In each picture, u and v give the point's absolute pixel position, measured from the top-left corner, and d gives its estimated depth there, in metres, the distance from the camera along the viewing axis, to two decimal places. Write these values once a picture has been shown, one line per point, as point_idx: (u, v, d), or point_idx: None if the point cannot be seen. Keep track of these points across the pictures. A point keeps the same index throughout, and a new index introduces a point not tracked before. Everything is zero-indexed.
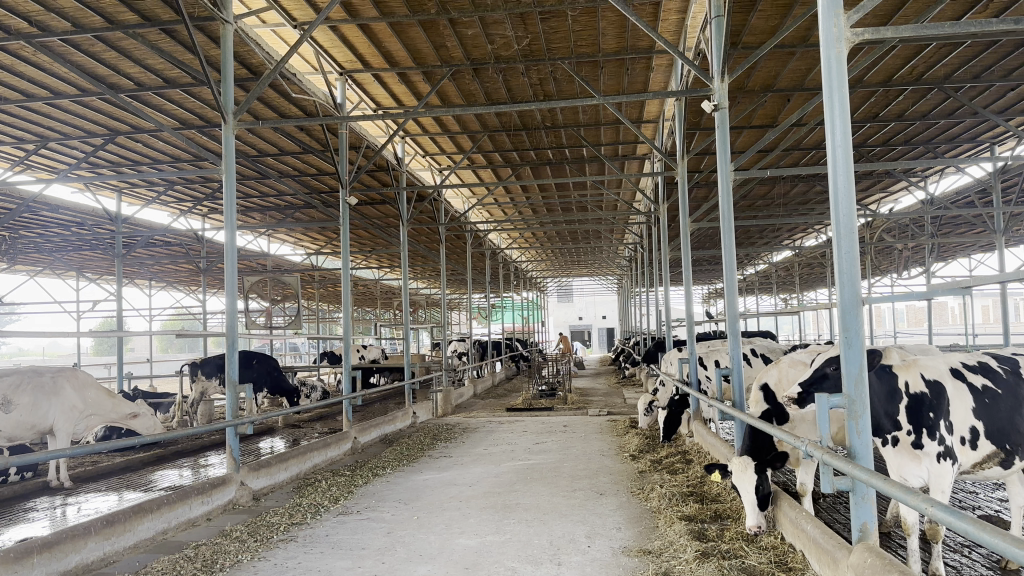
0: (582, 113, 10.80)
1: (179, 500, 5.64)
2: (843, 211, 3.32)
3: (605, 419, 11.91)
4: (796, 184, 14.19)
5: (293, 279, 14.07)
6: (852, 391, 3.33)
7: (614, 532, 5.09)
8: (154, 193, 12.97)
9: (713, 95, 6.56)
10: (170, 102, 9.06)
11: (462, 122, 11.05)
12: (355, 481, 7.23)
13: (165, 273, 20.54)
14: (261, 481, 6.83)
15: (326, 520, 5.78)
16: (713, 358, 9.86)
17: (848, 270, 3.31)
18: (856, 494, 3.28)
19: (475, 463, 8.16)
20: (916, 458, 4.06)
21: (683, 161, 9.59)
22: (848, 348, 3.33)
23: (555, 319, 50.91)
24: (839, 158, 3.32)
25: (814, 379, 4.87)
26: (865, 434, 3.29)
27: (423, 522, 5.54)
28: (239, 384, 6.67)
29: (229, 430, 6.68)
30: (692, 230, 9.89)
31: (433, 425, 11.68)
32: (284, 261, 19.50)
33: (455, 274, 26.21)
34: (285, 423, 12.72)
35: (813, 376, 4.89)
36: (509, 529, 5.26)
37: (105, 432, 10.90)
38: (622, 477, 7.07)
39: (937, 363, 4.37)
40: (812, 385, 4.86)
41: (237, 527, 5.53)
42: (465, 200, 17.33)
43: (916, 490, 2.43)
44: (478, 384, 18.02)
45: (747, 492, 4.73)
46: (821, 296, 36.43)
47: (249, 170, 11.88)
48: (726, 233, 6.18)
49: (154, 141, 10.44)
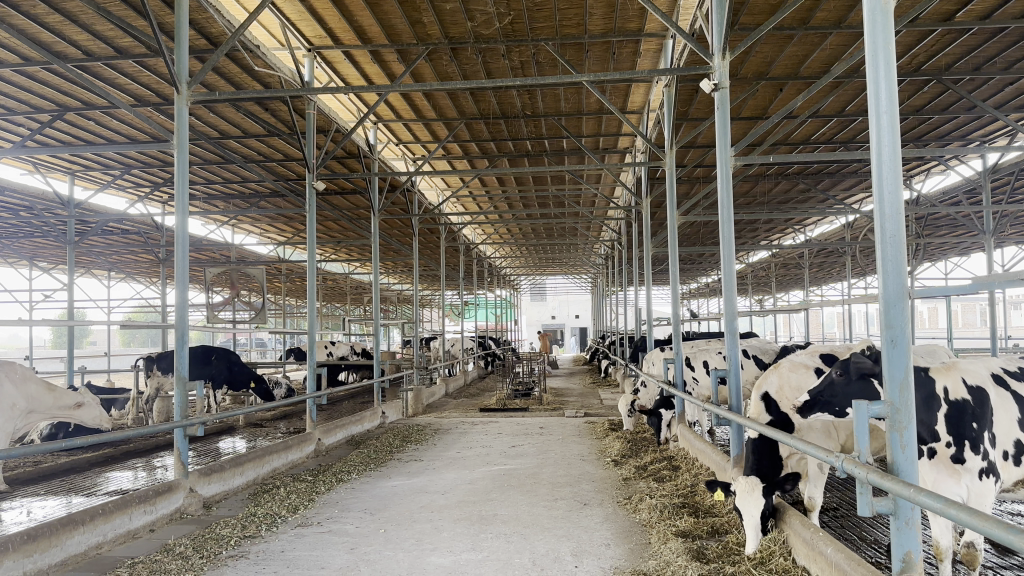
0: (564, 100, 10.34)
1: (118, 510, 5.03)
2: (887, 184, 2.84)
3: (583, 421, 11.43)
4: (780, 183, 13.85)
5: (257, 271, 13.42)
6: (896, 398, 2.84)
7: (604, 550, 4.60)
8: (110, 176, 12.24)
9: (713, 75, 6.08)
10: (123, 75, 8.40)
11: (439, 108, 10.52)
12: (317, 487, 6.65)
13: (124, 263, 19.70)
14: (213, 487, 6.23)
15: (283, 533, 5.21)
16: (700, 358, 9.47)
17: (894, 257, 2.85)
18: (898, 519, 2.79)
19: (448, 468, 7.63)
20: (955, 473, 3.71)
21: (672, 152, 9.14)
22: (892, 347, 2.86)
23: (529, 318, 50.62)
24: (884, 123, 2.84)
25: (823, 388, 4.65)
26: (911, 449, 2.81)
27: (390, 537, 5.01)
28: (188, 381, 6.05)
29: (177, 430, 6.03)
30: (679, 222, 9.38)
31: (403, 426, 11.12)
32: (250, 252, 18.79)
33: (427, 270, 25.64)
34: (247, 423, 12.07)
35: (820, 385, 4.66)
36: (486, 546, 4.74)
37: (52, 430, 10.20)
38: (607, 485, 6.58)
39: (978, 369, 4.10)
40: (821, 393, 4.64)
41: (182, 541, 4.93)
42: (439, 193, 16.80)
43: (993, 520, 1.89)
44: (450, 383, 17.48)
45: (749, 514, 4.33)
46: (795, 297, 36.39)
47: (209, 154, 11.22)
48: (726, 224, 5.70)
49: (108, 119, 9.75)
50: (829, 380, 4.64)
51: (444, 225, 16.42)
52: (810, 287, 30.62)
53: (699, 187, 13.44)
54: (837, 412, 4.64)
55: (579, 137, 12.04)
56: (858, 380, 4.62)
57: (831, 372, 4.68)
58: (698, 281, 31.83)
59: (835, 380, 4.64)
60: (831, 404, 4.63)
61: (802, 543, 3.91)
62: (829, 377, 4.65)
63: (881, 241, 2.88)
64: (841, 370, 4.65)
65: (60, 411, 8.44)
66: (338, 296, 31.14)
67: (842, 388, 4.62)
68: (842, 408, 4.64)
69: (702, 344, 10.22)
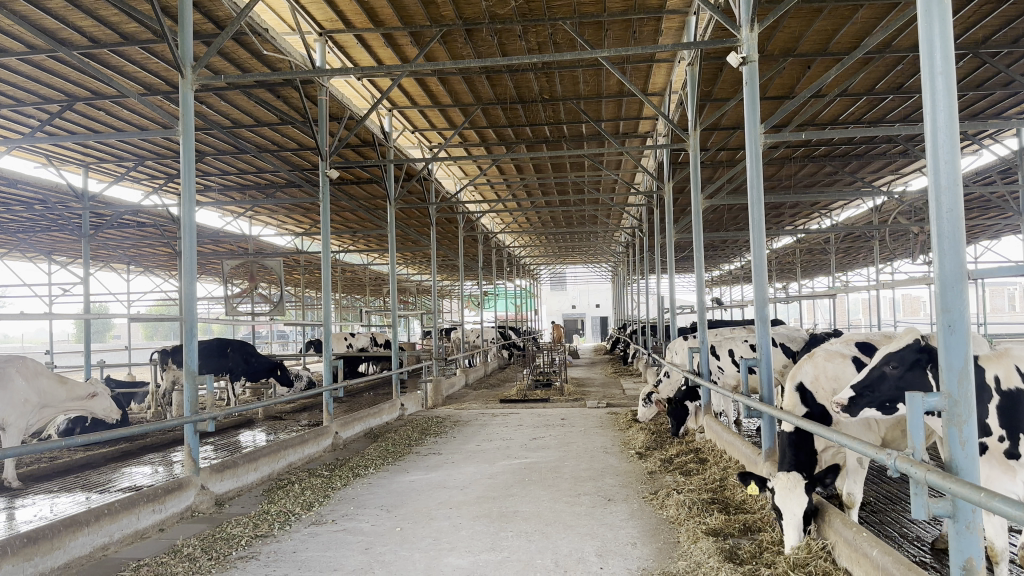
0: (583, 83, 10.05)
1: (125, 510, 4.87)
2: (944, 152, 2.58)
3: (605, 412, 11.18)
4: (806, 165, 13.46)
5: (275, 263, 13.26)
6: (954, 389, 2.57)
7: (629, 549, 4.36)
8: (124, 167, 12.11)
9: (741, 48, 5.76)
10: (131, 63, 8.24)
11: (454, 93, 10.27)
12: (332, 483, 6.47)
13: (142, 256, 19.65)
14: (226, 484, 6.07)
15: (295, 532, 5.03)
16: (726, 347, 9.18)
17: (951, 233, 2.58)
18: (957, 523, 2.52)
19: (467, 462, 7.42)
20: (1010, 470, 3.60)
21: (695, 134, 8.81)
22: (949, 332, 2.59)
23: (548, 307, 50.34)
24: (939, 84, 2.58)
25: (871, 382, 4.30)
26: (970, 445, 2.54)
27: (407, 536, 4.81)
28: (198, 375, 5.87)
29: (187, 426, 5.86)
30: (703, 206, 9.06)
31: (422, 418, 10.93)
32: (267, 243, 18.65)
33: (445, 260, 25.44)
34: (266, 415, 11.95)
35: (869, 377, 4.32)
36: (506, 545, 4.51)
37: (69, 424, 10.12)
38: (632, 479, 6.34)
39: None
40: (869, 387, 4.29)
41: (190, 541, 4.76)
42: (457, 181, 16.56)
43: None
44: (470, 374, 17.30)
45: (791, 514, 4.08)
46: (821, 284, 35.82)
47: (222, 144, 11.05)
48: (755, 205, 5.41)
49: (118, 108, 9.61)
50: (879, 373, 4.32)
51: (462, 214, 16.18)
52: (836, 274, 30.08)
53: (722, 171, 13.09)
54: (886, 408, 4.31)
55: (599, 121, 11.75)
56: (910, 372, 4.30)
57: (882, 365, 4.36)
58: (720, 267, 31.41)
59: (886, 373, 4.31)
60: (880, 400, 4.30)
61: (844, 543, 3.65)
62: (880, 369, 4.32)
63: (936, 216, 2.61)
64: (893, 363, 4.32)
65: (71, 404, 8.39)
66: (357, 287, 31.04)
67: (893, 382, 4.30)
68: (893, 403, 4.31)
69: (727, 332, 9.93)
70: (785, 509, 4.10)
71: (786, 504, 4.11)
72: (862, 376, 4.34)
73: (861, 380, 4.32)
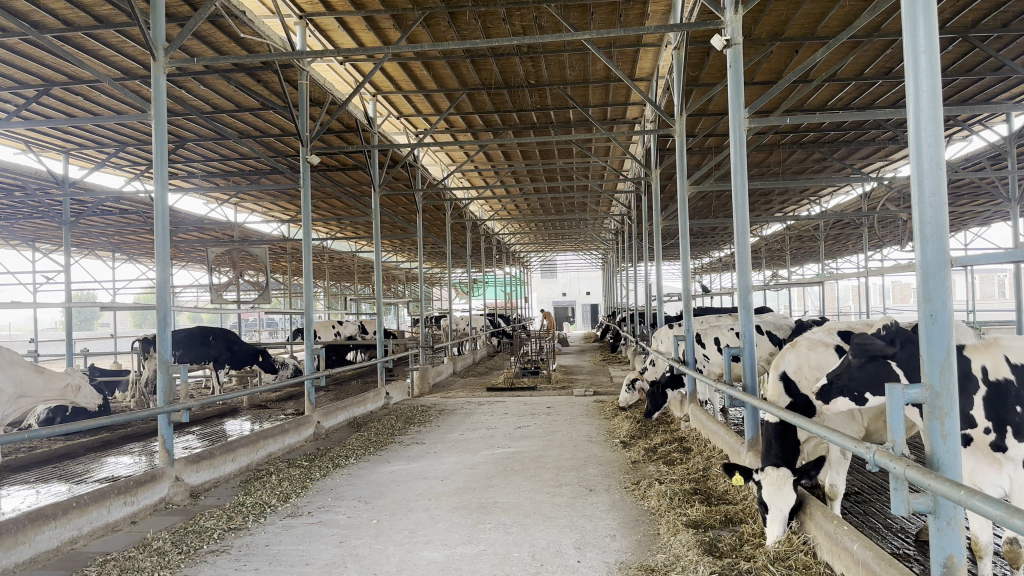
0: (569, 68, 9.92)
1: (94, 503, 4.76)
2: (927, 135, 2.48)
3: (591, 400, 11.11)
4: (795, 152, 13.37)
5: (260, 250, 13.11)
6: (936, 381, 2.49)
7: (608, 542, 4.28)
8: (104, 153, 11.92)
9: (725, 30, 5.65)
10: (107, 46, 8.06)
11: (439, 78, 10.12)
12: (311, 473, 6.38)
13: (126, 243, 19.44)
14: (202, 475, 5.97)
15: (270, 524, 4.93)
16: (712, 335, 9.12)
17: (934, 220, 2.49)
18: (938, 519, 2.44)
19: (449, 452, 7.33)
20: (996, 463, 3.52)
21: (682, 120, 8.71)
22: (931, 322, 2.50)
23: (539, 295, 50.27)
24: (923, 64, 2.49)
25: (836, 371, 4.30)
26: (953, 438, 2.45)
27: (383, 528, 4.72)
28: (172, 364, 5.76)
29: (161, 417, 5.75)
30: (690, 192, 8.97)
31: (407, 407, 10.84)
32: (253, 231, 18.48)
33: (434, 247, 25.30)
34: (251, 404, 11.84)
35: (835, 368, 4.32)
36: (483, 538, 4.43)
37: (49, 414, 9.99)
38: (614, 469, 6.27)
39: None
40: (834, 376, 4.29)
41: (161, 535, 4.66)
42: (444, 168, 16.42)
43: None
44: (458, 362, 17.23)
45: (776, 507, 4.02)
46: (811, 271, 35.86)
47: (203, 129, 10.88)
48: (739, 191, 5.32)
49: (96, 93, 9.43)
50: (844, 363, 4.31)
51: (449, 201, 16.06)
52: (825, 261, 30.10)
53: (710, 158, 12.98)
54: (857, 398, 4.25)
55: (586, 107, 11.63)
56: (873, 363, 4.24)
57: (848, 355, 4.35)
58: (710, 254, 31.40)
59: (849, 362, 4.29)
60: (848, 389, 4.25)
61: (825, 536, 3.58)
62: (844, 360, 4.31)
63: (918, 201, 2.52)
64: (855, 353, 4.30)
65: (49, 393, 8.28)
66: (345, 274, 30.88)
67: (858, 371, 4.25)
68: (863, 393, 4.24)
69: (713, 320, 9.87)
70: (770, 502, 4.05)
71: (770, 496, 4.06)
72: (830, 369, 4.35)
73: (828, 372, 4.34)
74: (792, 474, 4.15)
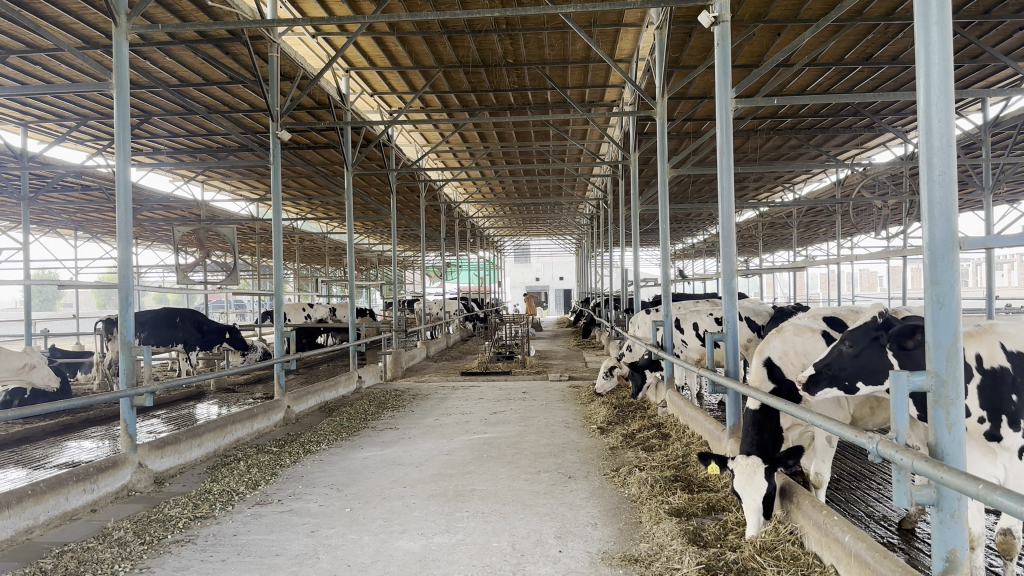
0: (548, 47, 9.74)
1: (52, 491, 4.54)
2: (936, 111, 2.36)
3: (566, 385, 11.02)
4: (772, 137, 13.33)
5: (228, 230, 12.78)
6: (942, 367, 2.38)
7: (590, 531, 4.16)
8: (66, 127, 11.52)
9: (713, 7, 5.50)
10: (66, 13, 7.71)
11: (415, 55, 9.88)
12: (281, 460, 6.18)
13: (89, 220, 18.90)
14: (166, 461, 5.75)
15: (238, 513, 4.74)
16: (690, 320, 9.04)
17: (943, 199, 2.37)
18: (941, 512, 2.34)
19: (424, 437, 7.16)
20: (990, 453, 3.50)
21: (663, 102, 8.56)
22: (938, 308, 2.39)
23: (512, 279, 50.20)
24: (934, 34, 2.35)
25: (828, 360, 4.15)
26: (958, 428, 2.35)
27: (357, 516, 4.56)
28: (135, 346, 5.52)
29: (124, 400, 5.52)
30: (669, 174, 8.84)
31: (380, 391, 10.65)
32: (221, 210, 18.06)
33: (407, 230, 25.03)
34: (219, 387, 11.56)
35: (827, 355, 4.18)
36: (461, 527, 4.29)
37: (7, 396, 9.66)
38: (593, 455, 6.16)
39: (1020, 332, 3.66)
40: (827, 365, 4.15)
41: (122, 524, 4.45)
42: (418, 149, 16.16)
43: None
44: (431, 346, 17.06)
45: (758, 497, 3.91)
46: (783, 258, 36.17)
47: (169, 103, 10.52)
48: (725, 172, 5.20)
49: (55, 63, 9.05)
50: (837, 351, 4.16)
51: (424, 182, 15.82)
52: (797, 248, 30.33)
53: (688, 142, 12.89)
54: (845, 387, 4.14)
55: (564, 88, 11.46)
56: (868, 350, 4.11)
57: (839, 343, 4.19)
58: (684, 241, 31.48)
59: (841, 351, 4.16)
60: (836, 378, 4.14)
61: (813, 527, 3.49)
62: (836, 348, 4.19)
63: (926, 179, 2.40)
64: (850, 342, 4.15)
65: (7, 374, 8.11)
66: (316, 256, 30.46)
67: (848, 361, 4.13)
68: (851, 382, 4.13)
69: (691, 305, 9.80)
70: (751, 491, 3.94)
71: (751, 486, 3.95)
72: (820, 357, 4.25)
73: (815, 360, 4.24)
74: (764, 464, 4.07)
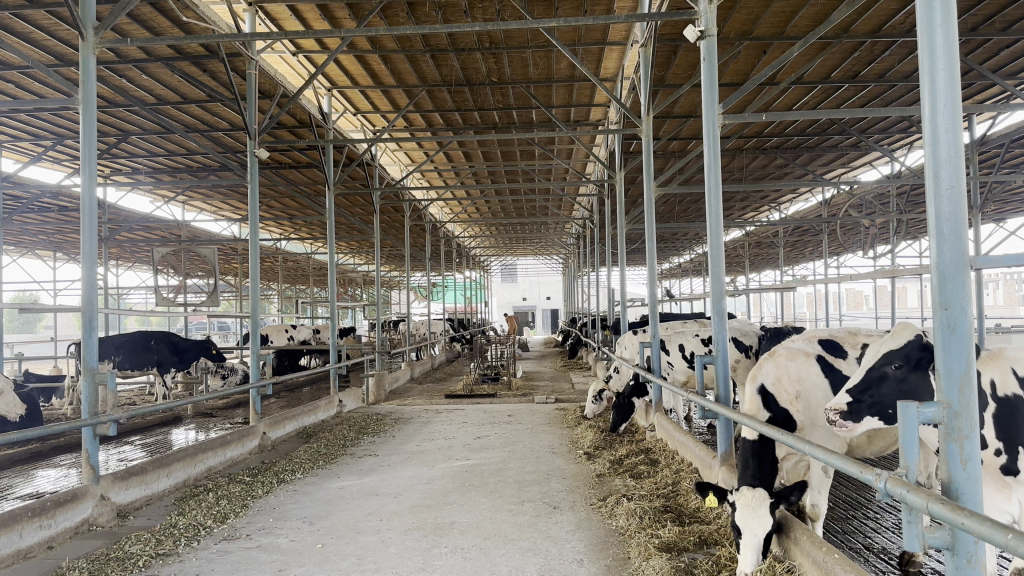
0: (532, 66, 9.61)
1: (5, 527, 4.26)
2: (942, 121, 2.18)
3: (553, 408, 10.77)
4: (758, 156, 13.24)
5: (207, 251, 12.52)
6: (954, 398, 2.19)
7: (575, 568, 3.93)
8: (41, 146, 11.28)
9: (699, 21, 5.35)
10: (37, 28, 7.50)
11: (397, 73, 9.72)
12: (253, 490, 5.91)
13: (67, 241, 18.56)
14: (131, 493, 5.46)
15: (204, 549, 4.48)
16: (676, 341, 8.84)
17: (952, 216, 2.19)
18: (957, 557, 2.13)
19: (404, 465, 6.91)
20: (1005, 487, 3.35)
21: (648, 119, 8.40)
22: (948, 333, 2.20)
23: (498, 299, 49.97)
24: (939, 39, 2.20)
25: (869, 382, 3.71)
26: (973, 464, 2.15)
27: (330, 553, 4.31)
28: (100, 372, 5.26)
29: (86, 430, 5.24)
30: (656, 192, 8.65)
31: (362, 415, 10.37)
32: (202, 229, 17.78)
33: (391, 249, 24.80)
34: (196, 411, 11.24)
35: (866, 377, 3.72)
36: (439, 564, 4.05)
37: None
38: (579, 484, 5.93)
39: None
40: (868, 390, 3.70)
41: (78, 563, 4.18)
42: (403, 168, 15.98)
43: None
44: (416, 367, 16.78)
45: (753, 532, 3.68)
46: (770, 277, 36.13)
47: (146, 121, 10.29)
48: (713, 190, 5.03)
49: (27, 80, 8.82)
50: (880, 373, 3.72)
51: (408, 202, 15.65)
52: (784, 267, 30.30)
53: (674, 160, 12.77)
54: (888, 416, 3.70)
55: (549, 107, 11.34)
56: (915, 373, 3.70)
57: (880, 364, 3.75)
58: (670, 261, 31.37)
59: (887, 374, 3.72)
60: (882, 406, 3.69)
61: (812, 566, 3.27)
62: (880, 370, 3.73)
63: (933, 195, 2.21)
64: (896, 363, 3.73)
65: None
66: (300, 276, 30.12)
67: (894, 385, 3.70)
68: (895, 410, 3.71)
69: (678, 325, 9.61)
70: (744, 526, 3.71)
71: (745, 519, 3.72)
72: (857, 379, 3.75)
73: (856, 382, 3.74)
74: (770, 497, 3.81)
